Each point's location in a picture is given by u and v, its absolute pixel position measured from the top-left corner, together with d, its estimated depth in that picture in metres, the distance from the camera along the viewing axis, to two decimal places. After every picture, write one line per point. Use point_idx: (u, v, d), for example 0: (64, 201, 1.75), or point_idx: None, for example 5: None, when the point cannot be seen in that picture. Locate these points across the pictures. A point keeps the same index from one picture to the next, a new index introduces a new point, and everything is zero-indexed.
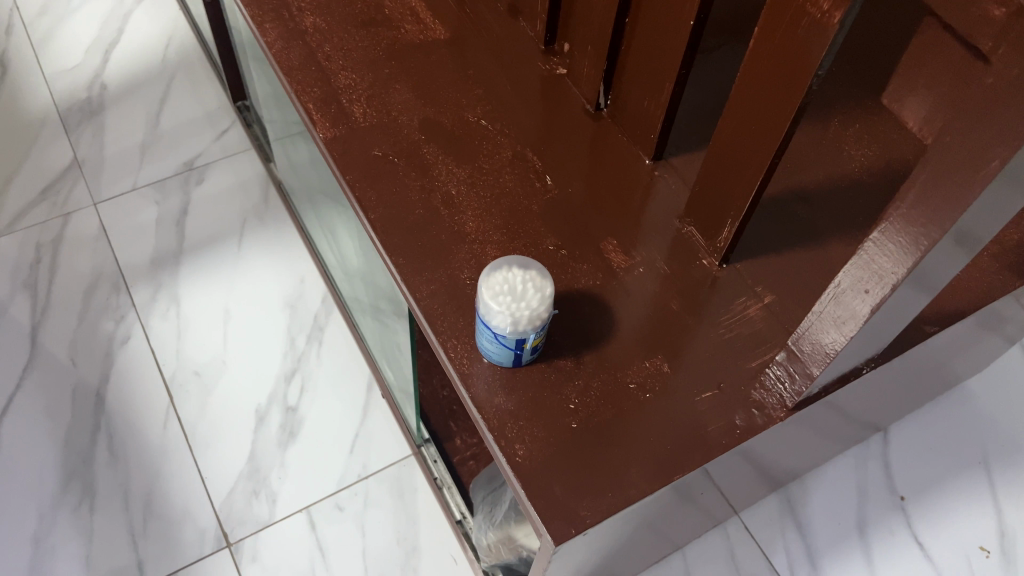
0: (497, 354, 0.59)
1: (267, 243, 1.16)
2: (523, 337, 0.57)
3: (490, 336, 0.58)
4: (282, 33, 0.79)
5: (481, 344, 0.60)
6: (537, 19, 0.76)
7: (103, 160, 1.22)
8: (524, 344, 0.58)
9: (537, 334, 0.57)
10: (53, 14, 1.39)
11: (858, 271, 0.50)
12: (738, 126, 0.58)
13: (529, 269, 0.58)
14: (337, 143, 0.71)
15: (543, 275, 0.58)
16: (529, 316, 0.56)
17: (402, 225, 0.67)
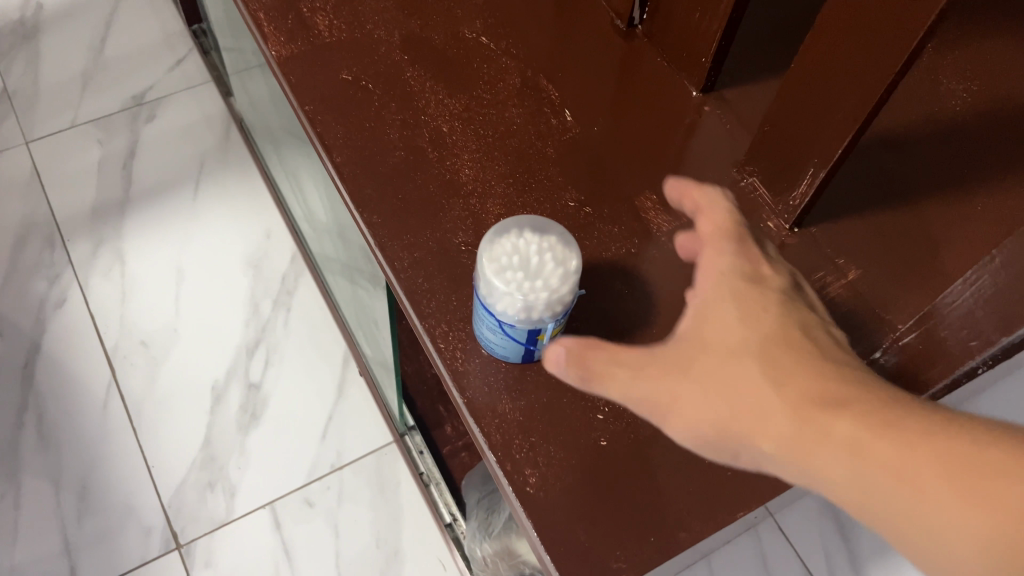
0: (501, 347, 0.44)
1: (228, 191, 1.00)
2: (537, 328, 0.42)
3: (492, 325, 0.43)
4: None
5: (479, 332, 0.45)
6: None
7: (37, 92, 1.05)
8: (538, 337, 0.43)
9: (555, 326, 0.42)
10: None
11: None
12: (828, 54, 0.44)
13: (548, 237, 0.44)
14: (294, 64, 0.55)
15: (565, 245, 0.44)
16: (547, 300, 0.41)
17: (377, 173, 0.52)
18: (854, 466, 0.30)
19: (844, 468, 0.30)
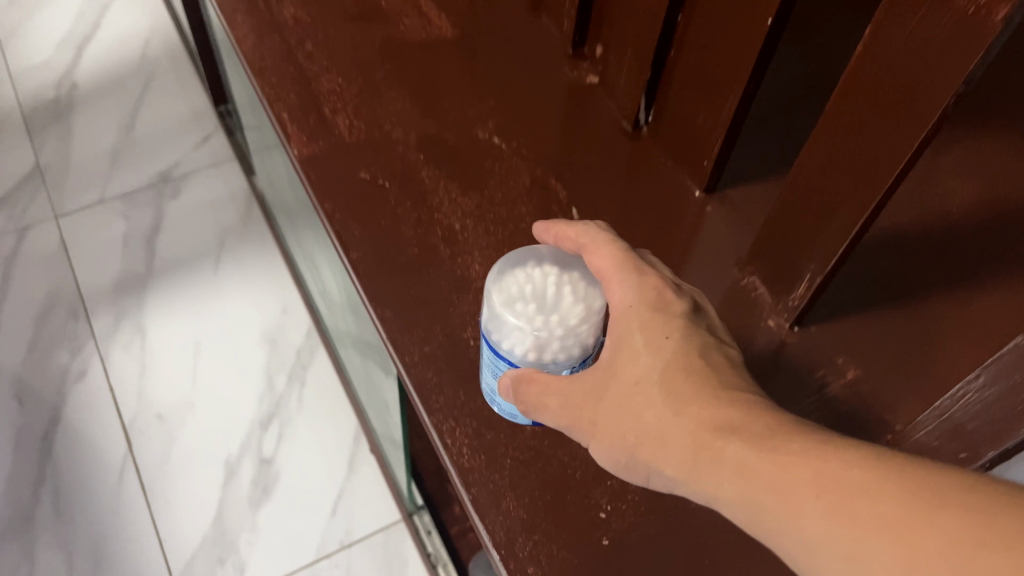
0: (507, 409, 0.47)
1: (247, 266, 1.03)
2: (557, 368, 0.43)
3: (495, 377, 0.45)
4: (255, 27, 0.64)
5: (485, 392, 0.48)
6: (564, 15, 0.62)
7: (68, 167, 1.09)
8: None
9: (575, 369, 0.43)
10: (24, 4, 1.25)
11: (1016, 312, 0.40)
12: (849, 122, 0.43)
13: (567, 274, 0.45)
14: (315, 162, 0.58)
15: (589, 283, 0.44)
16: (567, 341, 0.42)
17: (391, 269, 0.54)
18: (739, 485, 0.31)
19: (739, 495, 0.31)
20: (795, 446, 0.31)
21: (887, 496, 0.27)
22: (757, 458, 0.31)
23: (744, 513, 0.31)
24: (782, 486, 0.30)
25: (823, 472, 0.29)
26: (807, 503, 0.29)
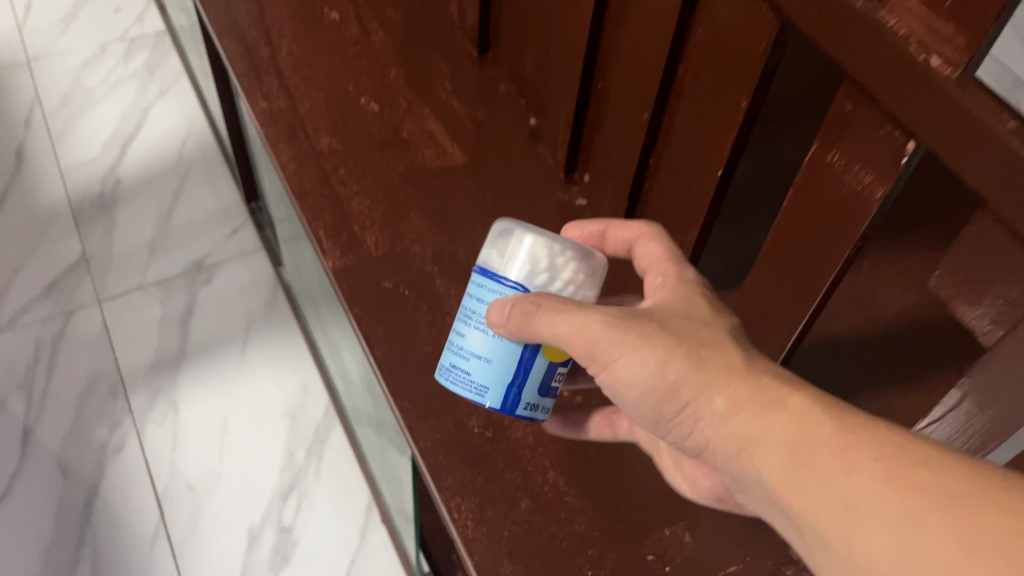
0: (470, 383, 0.47)
1: (271, 348, 1.13)
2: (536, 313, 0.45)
3: (477, 328, 0.46)
4: (295, 154, 0.76)
5: (442, 367, 0.48)
6: (558, 148, 0.74)
7: (110, 257, 1.20)
8: (534, 362, 0.45)
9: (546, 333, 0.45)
10: (74, 106, 1.38)
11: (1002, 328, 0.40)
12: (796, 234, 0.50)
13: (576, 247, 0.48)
14: (346, 273, 0.68)
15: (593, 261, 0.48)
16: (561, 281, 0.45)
17: (409, 366, 0.64)
18: (796, 430, 0.36)
19: (794, 436, 0.36)
20: (858, 419, 0.35)
21: (944, 471, 0.31)
22: (817, 423, 0.35)
23: (783, 465, 0.36)
24: (846, 441, 0.34)
25: (890, 440, 0.33)
26: (862, 469, 0.33)
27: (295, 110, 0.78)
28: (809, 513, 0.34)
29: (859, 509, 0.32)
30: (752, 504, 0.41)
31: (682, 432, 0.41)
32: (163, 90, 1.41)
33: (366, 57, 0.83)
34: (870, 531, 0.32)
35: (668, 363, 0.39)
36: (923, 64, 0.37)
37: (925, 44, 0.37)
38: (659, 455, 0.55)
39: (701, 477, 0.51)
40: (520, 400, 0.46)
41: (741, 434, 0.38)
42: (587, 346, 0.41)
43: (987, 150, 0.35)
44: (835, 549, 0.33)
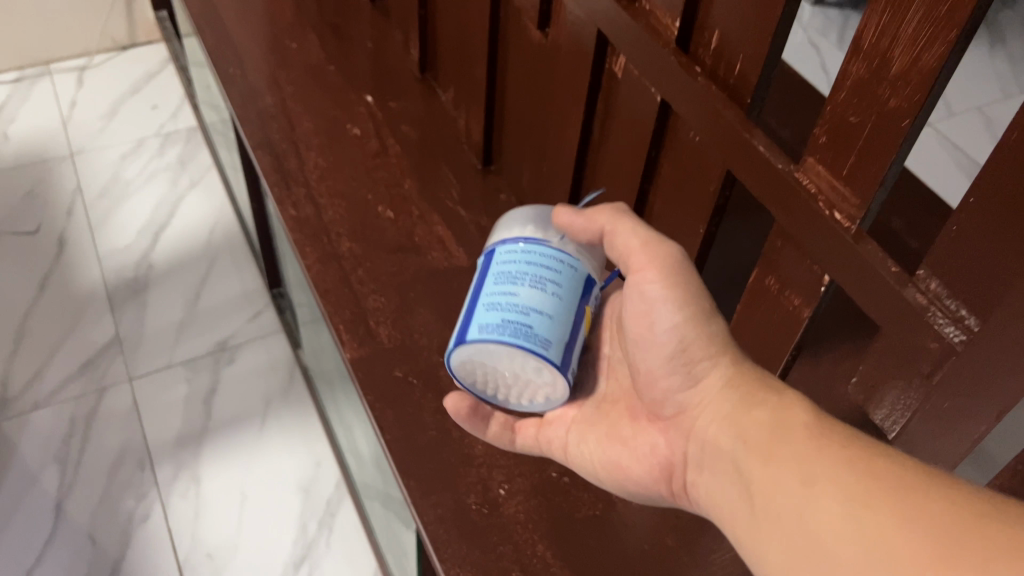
0: (533, 335, 0.50)
1: (288, 426, 1.21)
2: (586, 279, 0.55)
3: (532, 287, 0.52)
4: (319, 255, 0.85)
5: (488, 327, 0.51)
6: None
7: (141, 338, 1.30)
8: (580, 327, 0.53)
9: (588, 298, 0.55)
10: (112, 196, 1.50)
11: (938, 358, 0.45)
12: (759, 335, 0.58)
13: None
14: (362, 364, 0.77)
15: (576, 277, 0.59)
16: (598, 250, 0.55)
17: (415, 448, 0.72)
18: (789, 415, 0.45)
19: (785, 419, 0.45)
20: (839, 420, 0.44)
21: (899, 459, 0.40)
22: (795, 413, 0.44)
23: (761, 445, 0.45)
24: (830, 428, 0.43)
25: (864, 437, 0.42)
26: (829, 447, 0.42)
27: (320, 216, 0.89)
28: (774, 485, 0.43)
29: (821, 479, 0.41)
30: (707, 483, 0.48)
31: (682, 385, 0.50)
32: (194, 182, 1.53)
33: (383, 168, 0.94)
34: (828, 494, 0.40)
35: (699, 291, 0.49)
36: (829, 218, 0.47)
37: (831, 202, 0.47)
38: (599, 446, 0.56)
39: (661, 442, 0.52)
40: (569, 358, 0.52)
41: (732, 412, 0.47)
42: (641, 255, 0.50)
43: (878, 289, 0.45)
44: (791, 512, 0.41)
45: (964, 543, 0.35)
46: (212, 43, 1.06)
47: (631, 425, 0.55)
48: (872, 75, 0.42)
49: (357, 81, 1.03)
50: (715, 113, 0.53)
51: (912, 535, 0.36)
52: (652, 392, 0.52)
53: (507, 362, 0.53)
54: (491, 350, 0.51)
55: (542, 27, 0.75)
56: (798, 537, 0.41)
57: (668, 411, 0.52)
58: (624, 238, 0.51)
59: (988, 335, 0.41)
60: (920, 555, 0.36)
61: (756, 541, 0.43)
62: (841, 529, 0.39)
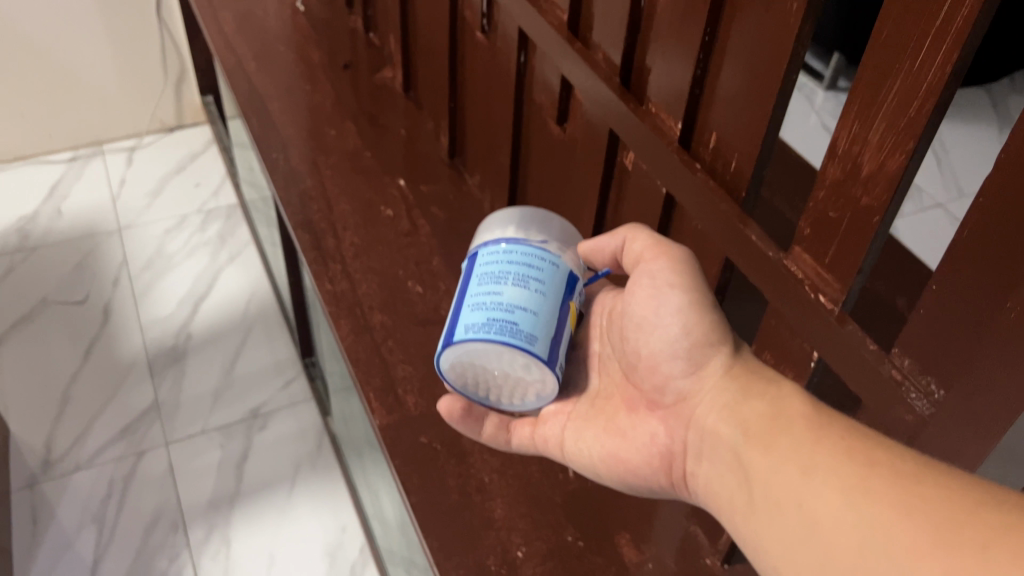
0: (519, 332, 0.53)
1: (316, 491, 1.26)
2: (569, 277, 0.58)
3: (514, 285, 0.54)
4: (352, 327, 0.91)
5: (474, 327, 0.53)
6: None
7: (178, 404, 1.36)
8: (565, 323, 0.56)
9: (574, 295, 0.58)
10: (155, 269, 1.58)
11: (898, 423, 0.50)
12: None
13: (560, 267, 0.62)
14: (390, 430, 0.82)
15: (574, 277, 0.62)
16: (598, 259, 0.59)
17: (438, 510, 0.76)
18: (789, 403, 0.47)
19: (784, 409, 0.47)
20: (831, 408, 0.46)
21: (891, 442, 0.42)
22: (794, 404, 0.46)
23: (760, 433, 0.47)
24: (826, 414, 0.45)
25: (857, 422, 0.44)
26: (826, 436, 0.43)
27: (354, 291, 0.95)
28: (773, 474, 0.44)
29: (817, 468, 0.42)
30: (707, 472, 0.50)
31: (682, 372, 0.52)
32: (232, 256, 1.61)
33: (413, 246, 1.00)
34: (824, 480, 0.42)
35: (703, 282, 0.52)
36: (815, 302, 0.52)
37: (815, 285, 0.53)
38: (598, 440, 0.58)
39: (660, 431, 0.54)
40: (555, 353, 0.55)
41: (732, 403, 0.49)
42: (651, 251, 0.54)
43: (859, 365, 0.50)
44: (789, 498, 0.43)
45: (954, 525, 0.36)
46: (258, 129, 1.14)
47: (628, 415, 0.57)
48: (847, 176, 0.49)
49: (390, 165, 1.11)
50: (714, 206, 0.59)
51: (905, 519, 0.38)
52: (653, 379, 0.54)
53: (496, 360, 0.55)
54: (478, 350, 0.54)
55: (561, 122, 0.82)
56: (796, 523, 0.42)
57: (668, 399, 0.54)
58: (639, 242, 0.55)
59: (953, 405, 0.46)
60: (912, 537, 0.37)
61: (755, 526, 0.45)
62: (836, 514, 0.40)
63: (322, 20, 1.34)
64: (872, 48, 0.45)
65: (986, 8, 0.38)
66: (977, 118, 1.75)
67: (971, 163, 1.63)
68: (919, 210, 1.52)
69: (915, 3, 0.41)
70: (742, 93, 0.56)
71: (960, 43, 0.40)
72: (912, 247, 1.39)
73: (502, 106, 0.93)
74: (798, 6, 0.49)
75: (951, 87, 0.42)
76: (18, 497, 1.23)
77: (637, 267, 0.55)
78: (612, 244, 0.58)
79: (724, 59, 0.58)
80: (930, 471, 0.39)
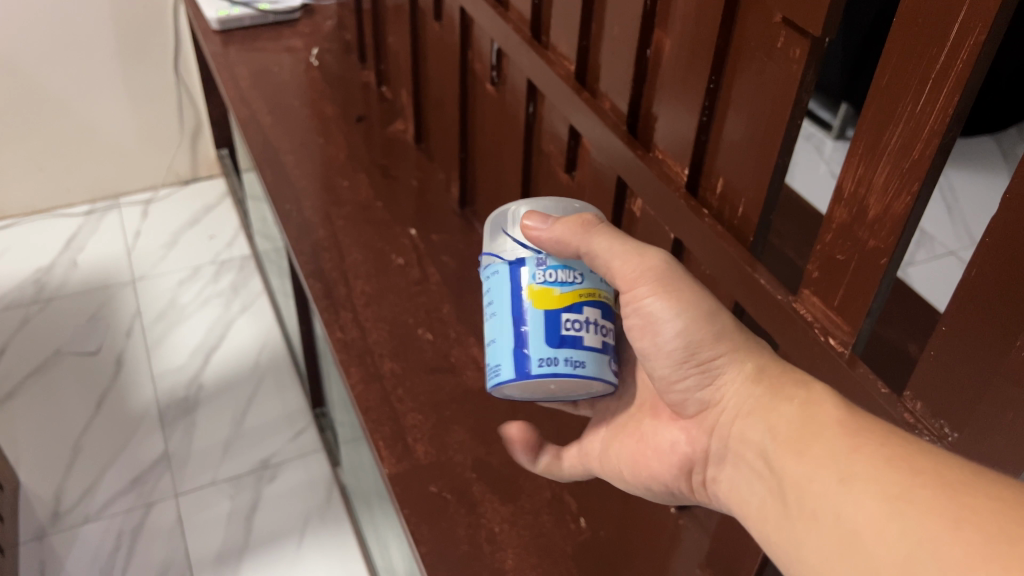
0: (492, 371, 0.55)
1: (325, 545, 1.24)
2: (517, 261, 0.55)
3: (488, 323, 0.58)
4: (363, 374, 0.91)
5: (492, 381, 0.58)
6: None
7: (189, 454, 1.35)
8: (526, 318, 0.54)
9: (530, 275, 0.55)
10: (168, 319, 1.59)
11: None
12: None
13: None
14: (399, 478, 0.81)
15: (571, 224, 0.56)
16: (543, 247, 0.54)
17: (448, 559, 0.75)
18: (821, 404, 0.45)
19: (817, 408, 0.45)
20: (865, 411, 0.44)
21: (935, 449, 0.40)
22: (826, 406, 0.45)
23: (792, 441, 0.45)
24: (861, 418, 0.43)
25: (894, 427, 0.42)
26: (864, 444, 0.42)
27: (364, 339, 0.95)
28: (809, 482, 0.43)
29: (855, 476, 0.41)
30: (732, 478, 0.50)
31: (698, 385, 0.52)
32: (245, 306, 1.62)
33: (424, 294, 1.01)
34: (863, 490, 0.40)
35: (694, 299, 0.51)
36: (825, 345, 0.52)
37: (825, 328, 0.53)
38: (624, 449, 0.60)
39: (681, 440, 0.55)
40: (531, 359, 0.53)
41: (758, 409, 0.48)
42: (628, 267, 0.52)
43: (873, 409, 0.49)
44: (824, 509, 0.42)
45: (1010, 539, 0.34)
46: (272, 180, 1.16)
47: (651, 422, 0.58)
48: (853, 219, 0.49)
49: (401, 215, 1.12)
50: (721, 250, 0.59)
51: (955, 532, 0.36)
52: (672, 393, 0.54)
53: (535, 390, 0.57)
54: (517, 394, 0.58)
55: (569, 170, 0.83)
56: (833, 537, 0.41)
57: (690, 410, 0.54)
58: (606, 253, 0.53)
59: (967, 448, 0.46)
60: (960, 551, 0.35)
61: (792, 540, 0.44)
62: (877, 527, 0.39)
63: (336, 75, 1.38)
64: (876, 91, 0.45)
65: (984, 52, 0.39)
66: (987, 166, 1.75)
67: (982, 211, 1.64)
68: (932, 257, 1.52)
69: (916, 47, 0.42)
70: (748, 141, 0.57)
71: (960, 87, 0.40)
72: (925, 294, 1.39)
73: (511, 155, 0.95)
74: (800, 53, 0.50)
75: (952, 131, 0.42)
76: (26, 550, 1.22)
77: (613, 278, 0.53)
78: (564, 253, 0.54)
79: (729, 106, 0.58)
80: (977, 481, 0.37)
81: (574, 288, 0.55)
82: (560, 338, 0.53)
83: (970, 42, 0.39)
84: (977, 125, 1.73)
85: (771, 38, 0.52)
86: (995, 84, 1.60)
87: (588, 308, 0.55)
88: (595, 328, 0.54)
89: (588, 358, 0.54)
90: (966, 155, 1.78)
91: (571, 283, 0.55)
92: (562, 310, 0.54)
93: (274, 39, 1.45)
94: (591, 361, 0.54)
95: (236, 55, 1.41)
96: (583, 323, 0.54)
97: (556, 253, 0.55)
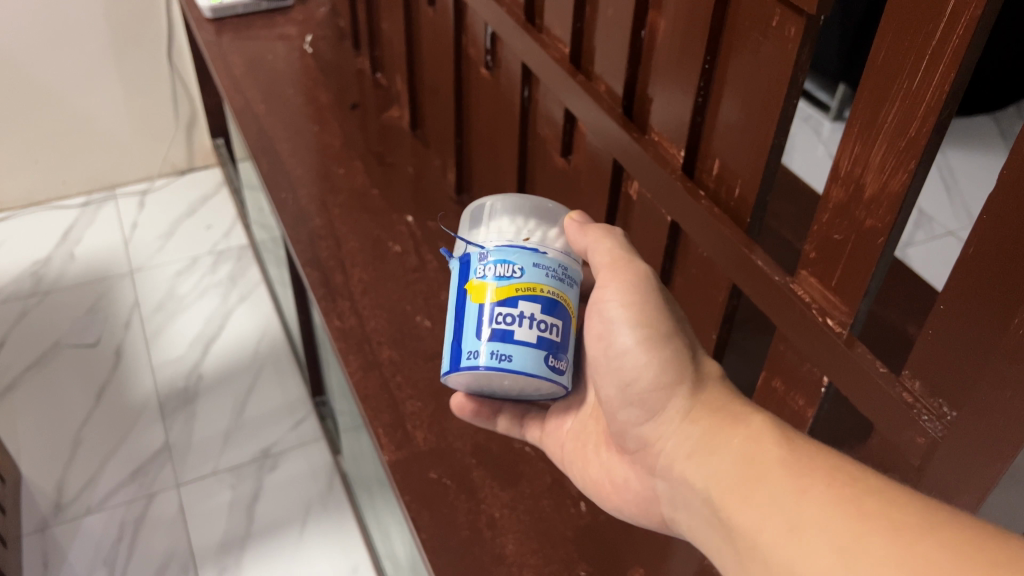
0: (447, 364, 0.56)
1: (328, 532, 1.24)
2: (466, 257, 0.56)
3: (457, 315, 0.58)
4: (361, 362, 0.91)
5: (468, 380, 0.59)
6: None
7: (188, 446, 1.35)
8: (464, 313, 0.54)
9: (473, 270, 0.55)
10: (167, 310, 1.59)
11: (898, 431, 0.49)
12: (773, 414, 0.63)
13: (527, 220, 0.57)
14: (397, 465, 0.81)
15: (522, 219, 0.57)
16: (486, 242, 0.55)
17: (448, 545, 0.75)
18: (764, 446, 0.46)
19: (759, 454, 0.46)
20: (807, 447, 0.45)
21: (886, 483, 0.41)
22: (766, 449, 0.45)
23: (733, 487, 0.46)
24: (799, 462, 0.44)
25: (839, 467, 0.42)
26: (811, 487, 0.42)
27: (364, 328, 0.95)
28: (758, 531, 0.43)
29: (805, 523, 0.41)
30: (687, 522, 0.50)
31: (640, 419, 0.54)
32: (244, 296, 1.62)
33: (421, 281, 1.01)
34: (813, 536, 0.40)
35: (658, 315, 0.53)
36: (824, 326, 0.52)
37: (823, 309, 0.53)
38: (588, 479, 0.61)
39: (631, 477, 0.57)
40: (461, 353, 0.53)
41: (698, 451, 0.49)
42: (609, 271, 0.55)
43: (869, 387, 0.49)
44: (777, 555, 0.41)
45: None
46: (267, 169, 1.15)
47: (607, 456, 0.59)
48: (851, 197, 0.49)
49: (398, 202, 1.12)
50: (720, 234, 0.59)
51: None
52: (615, 427, 0.56)
53: (498, 386, 0.57)
54: (479, 389, 0.58)
55: (565, 154, 0.83)
56: None
57: (631, 445, 0.56)
58: (602, 252, 0.56)
59: (963, 426, 0.46)
60: None
61: None
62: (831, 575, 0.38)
63: (330, 62, 1.37)
64: (871, 69, 0.45)
65: (978, 31, 0.39)
66: (986, 146, 1.74)
67: (981, 191, 1.63)
68: (931, 238, 1.51)
69: (911, 25, 0.41)
70: (745, 122, 0.57)
71: (956, 64, 0.40)
72: (924, 275, 1.39)
73: (506, 139, 0.94)
74: (795, 31, 0.49)
75: (949, 108, 0.42)
76: (28, 542, 1.22)
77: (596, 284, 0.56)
78: (580, 241, 0.57)
79: (725, 85, 0.58)
80: (927, 522, 0.37)
81: (509, 283, 0.53)
82: (488, 331, 0.52)
83: (964, 20, 0.39)
84: (976, 105, 1.72)
85: (766, 16, 0.52)
86: (993, 62, 1.59)
87: (523, 303, 0.53)
88: (529, 322, 0.52)
89: (517, 352, 0.52)
90: (966, 136, 1.77)
91: (508, 278, 0.53)
92: (493, 304, 0.53)
93: (268, 27, 1.44)
94: (519, 356, 0.52)
95: (229, 44, 1.40)
96: (515, 317, 0.52)
97: (499, 247, 0.54)
